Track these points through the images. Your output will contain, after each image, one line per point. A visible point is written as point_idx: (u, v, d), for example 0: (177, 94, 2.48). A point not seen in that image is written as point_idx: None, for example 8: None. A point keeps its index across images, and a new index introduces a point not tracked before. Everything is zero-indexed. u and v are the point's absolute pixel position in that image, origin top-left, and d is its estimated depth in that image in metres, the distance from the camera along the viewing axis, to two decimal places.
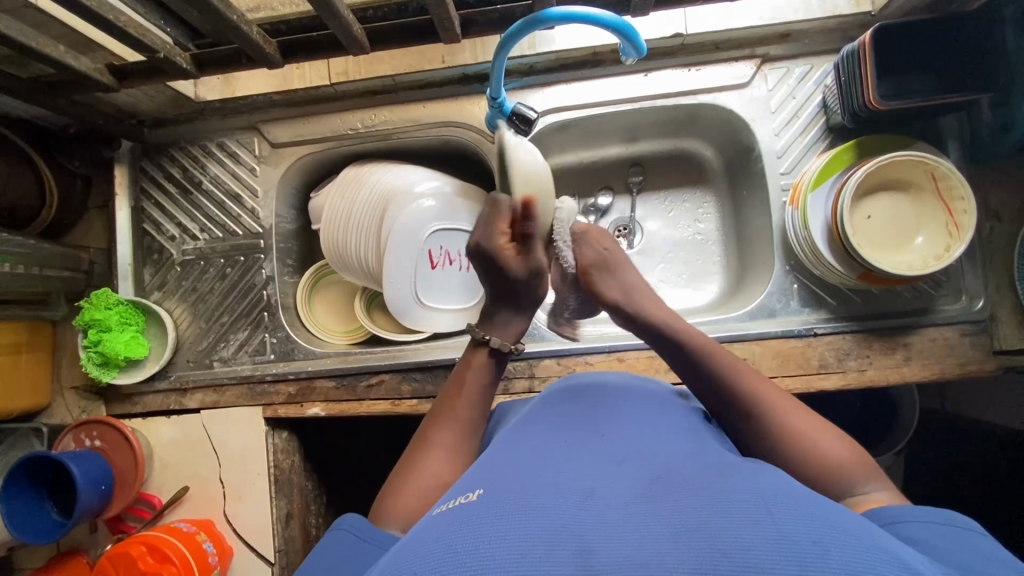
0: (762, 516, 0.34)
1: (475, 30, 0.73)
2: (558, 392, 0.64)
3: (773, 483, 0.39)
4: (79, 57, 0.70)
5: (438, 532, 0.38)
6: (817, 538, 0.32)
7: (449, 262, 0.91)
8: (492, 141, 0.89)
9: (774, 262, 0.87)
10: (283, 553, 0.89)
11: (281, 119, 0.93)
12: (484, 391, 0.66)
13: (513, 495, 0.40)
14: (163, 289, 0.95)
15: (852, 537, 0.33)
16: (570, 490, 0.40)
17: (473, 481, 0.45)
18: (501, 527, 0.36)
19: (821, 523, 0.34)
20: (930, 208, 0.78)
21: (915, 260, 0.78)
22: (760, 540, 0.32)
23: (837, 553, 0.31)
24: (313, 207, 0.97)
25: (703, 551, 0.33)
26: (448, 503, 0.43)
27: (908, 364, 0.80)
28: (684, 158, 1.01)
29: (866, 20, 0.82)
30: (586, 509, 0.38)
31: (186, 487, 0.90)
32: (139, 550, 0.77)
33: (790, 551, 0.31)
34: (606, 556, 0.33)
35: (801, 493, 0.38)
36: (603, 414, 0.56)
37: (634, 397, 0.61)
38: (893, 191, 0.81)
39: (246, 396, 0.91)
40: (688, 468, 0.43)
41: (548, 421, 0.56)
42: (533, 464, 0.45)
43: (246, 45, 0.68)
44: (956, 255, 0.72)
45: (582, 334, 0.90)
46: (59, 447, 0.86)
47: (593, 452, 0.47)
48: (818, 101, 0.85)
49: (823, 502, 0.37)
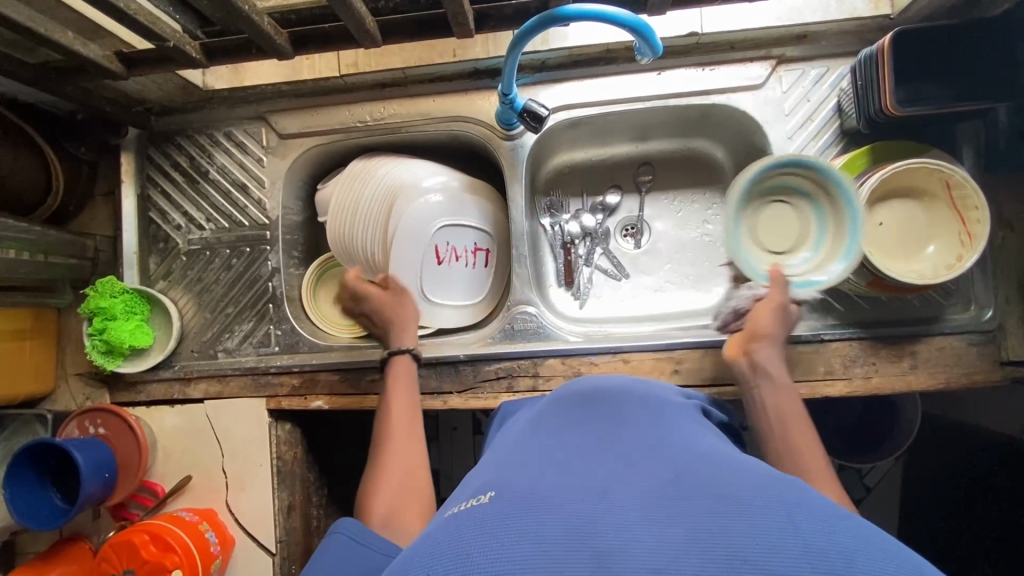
0: (784, 523, 0.34)
1: (488, 25, 0.72)
2: (562, 397, 0.64)
3: (792, 488, 0.39)
4: (88, 43, 0.69)
5: (450, 535, 0.38)
6: (839, 547, 0.33)
7: (456, 258, 0.91)
8: (501, 137, 0.89)
9: (783, 266, 0.86)
10: (284, 544, 0.89)
11: (290, 110, 0.93)
12: (410, 392, 0.78)
13: (526, 498, 0.40)
14: (168, 278, 0.95)
15: (877, 546, 0.33)
16: (584, 493, 0.41)
17: (484, 484, 0.46)
18: (517, 532, 0.36)
19: (846, 533, 0.34)
20: (944, 217, 0.77)
21: (927, 270, 0.77)
22: (783, 545, 0.33)
23: (862, 563, 0.31)
24: (319, 198, 0.97)
25: (723, 554, 0.33)
26: (460, 505, 0.43)
27: (914, 372, 0.80)
28: (696, 159, 1.00)
29: (884, 23, 0.81)
30: (600, 508, 0.38)
31: (189, 476, 0.90)
32: (142, 539, 0.78)
33: (813, 559, 0.32)
34: (622, 559, 0.33)
35: (820, 501, 0.38)
36: (612, 417, 0.56)
37: (641, 399, 0.61)
38: (906, 199, 0.80)
39: (250, 387, 0.91)
40: (700, 470, 0.43)
41: (556, 426, 0.56)
42: (544, 468, 0.45)
43: (257, 36, 0.67)
44: (969, 265, 0.72)
45: (588, 334, 0.90)
46: (62, 434, 0.86)
47: (605, 455, 0.47)
48: (833, 104, 0.84)
49: (846, 514, 0.37)
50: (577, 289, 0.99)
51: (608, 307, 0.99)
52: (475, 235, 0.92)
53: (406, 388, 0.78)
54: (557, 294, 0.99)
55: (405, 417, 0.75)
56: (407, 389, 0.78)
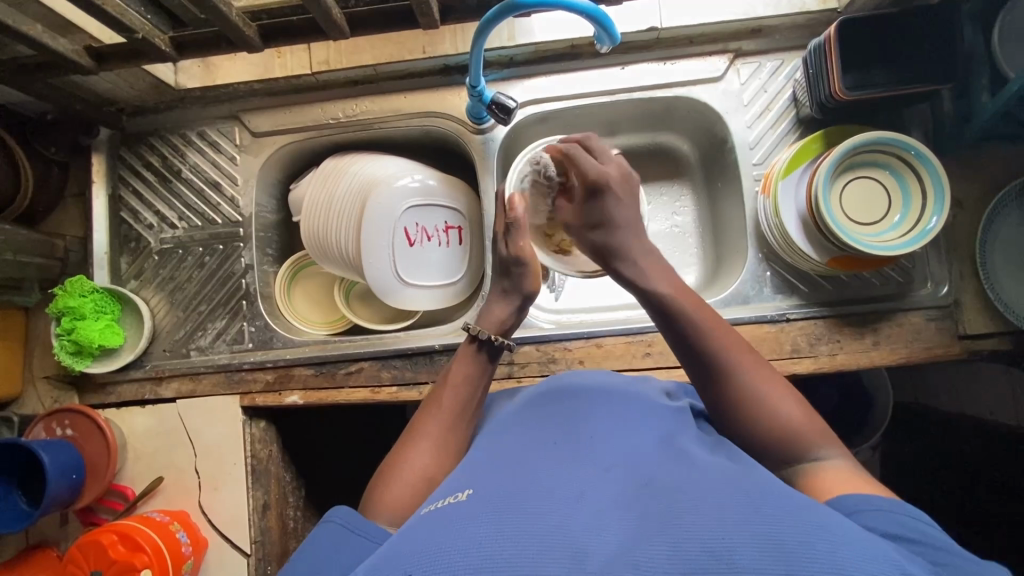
0: (751, 516, 0.36)
1: (454, 17, 0.75)
2: (537, 396, 0.66)
3: (763, 488, 0.41)
4: (57, 38, 0.70)
5: (425, 534, 0.39)
6: (803, 540, 0.34)
7: (426, 238, 0.91)
8: (472, 131, 0.91)
9: (748, 250, 0.89)
10: (259, 544, 0.87)
11: (262, 108, 0.94)
12: (477, 383, 0.71)
13: (500, 498, 0.41)
14: (139, 278, 0.95)
15: (840, 538, 0.35)
16: (560, 494, 0.42)
17: (460, 484, 0.46)
18: (491, 526, 0.38)
19: (809, 526, 0.35)
20: (908, 203, 0.78)
21: (871, 237, 0.78)
22: (748, 539, 0.34)
23: (822, 555, 0.33)
24: (292, 198, 0.98)
25: (693, 551, 0.34)
26: (437, 503, 0.45)
27: (877, 348, 0.83)
28: (662, 152, 1.03)
29: (832, 17, 0.85)
30: (576, 510, 0.39)
31: (160, 477, 0.89)
32: (110, 539, 0.77)
33: (777, 550, 0.33)
34: (594, 556, 0.35)
35: (790, 498, 0.39)
36: (585, 414, 0.57)
37: (614, 398, 0.62)
38: (885, 178, 0.79)
39: (223, 384, 0.91)
40: (673, 469, 0.44)
41: (531, 426, 0.57)
42: (522, 468, 0.46)
43: (226, 28, 0.68)
44: (902, 249, 0.74)
45: (561, 321, 0.91)
46: (29, 436, 0.85)
47: (580, 454, 0.48)
48: (789, 95, 0.88)
49: (806, 506, 0.38)
50: (551, 281, 1.00)
51: (586, 298, 1.00)
52: (446, 214, 0.93)
53: (469, 383, 0.71)
54: None
55: (459, 403, 0.69)
56: (466, 383, 0.71)
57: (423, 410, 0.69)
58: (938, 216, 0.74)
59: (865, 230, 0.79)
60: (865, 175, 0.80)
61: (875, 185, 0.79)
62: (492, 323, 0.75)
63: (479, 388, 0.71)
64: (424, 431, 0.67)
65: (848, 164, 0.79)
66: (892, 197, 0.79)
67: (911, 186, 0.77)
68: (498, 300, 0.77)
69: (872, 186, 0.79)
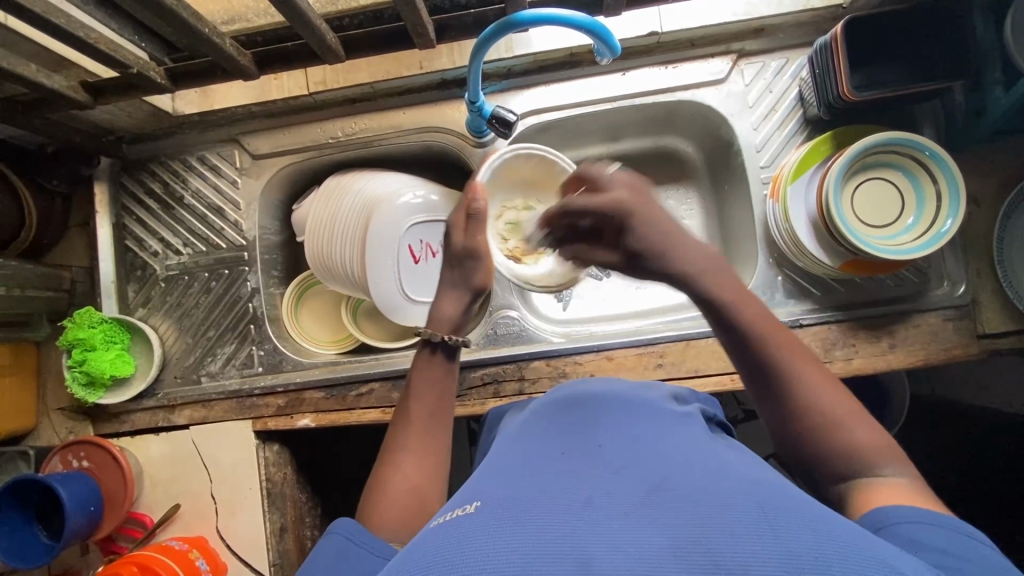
0: (761, 530, 0.35)
1: (450, 35, 0.73)
2: (549, 404, 0.65)
3: (775, 493, 0.40)
4: (51, 75, 0.69)
5: (432, 546, 0.38)
6: (817, 554, 0.33)
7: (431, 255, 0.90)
8: (473, 145, 0.90)
9: (758, 256, 0.87)
10: (278, 567, 0.88)
11: (261, 130, 0.93)
12: (441, 387, 0.70)
13: (509, 507, 0.40)
14: (147, 306, 0.95)
15: (858, 552, 0.33)
16: (567, 499, 0.40)
17: (467, 494, 0.45)
18: (499, 540, 0.36)
19: (822, 536, 0.34)
20: (925, 205, 0.76)
21: (886, 240, 0.77)
22: (759, 552, 0.33)
23: (838, 570, 0.32)
24: (296, 218, 0.97)
25: (704, 564, 0.33)
26: (443, 516, 0.43)
27: (894, 351, 0.81)
28: (667, 156, 1.01)
29: (838, 13, 0.83)
30: (583, 519, 0.38)
31: (177, 505, 0.89)
32: (130, 571, 0.76)
33: (791, 566, 0.32)
34: (605, 567, 0.33)
35: (804, 506, 0.38)
36: (593, 421, 0.56)
37: (623, 405, 0.61)
38: (899, 179, 0.77)
39: (235, 410, 0.91)
40: (682, 478, 0.42)
41: (541, 434, 0.56)
42: (531, 476, 0.45)
43: (220, 58, 0.68)
44: (920, 255, 0.72)
45: (569, 335, 0.91)
46: (46, 469, 0.85)
47: (591, 462, 0.47)
48: (795, 94, 0.86)
49: (820, 513, 0.37)
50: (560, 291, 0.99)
51: (592, 307, 0.99)
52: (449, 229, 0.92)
53: (435, 389, 0.70)
54: (539, 296, 0.99)
55: (430, 414, 0.68)
56: (431, 392, 0.69)
57: (397, 425, 0.68)
58: (953, 218, 0.72)
59: (877, 233, 0.78)
60: (878, 176, 0.78)
61: (887, 186, 0.78)
62: (443, 325, 0.73)
63: (447, 394, 0.70)
64: (402, 444, 0.65)
65: (861, 166, 0.78)
66: (905, 198, 0.77)
67: (927, 188, 0.75)
68: (447, 293, 0.75)
69: (886, 189, 0.78)
